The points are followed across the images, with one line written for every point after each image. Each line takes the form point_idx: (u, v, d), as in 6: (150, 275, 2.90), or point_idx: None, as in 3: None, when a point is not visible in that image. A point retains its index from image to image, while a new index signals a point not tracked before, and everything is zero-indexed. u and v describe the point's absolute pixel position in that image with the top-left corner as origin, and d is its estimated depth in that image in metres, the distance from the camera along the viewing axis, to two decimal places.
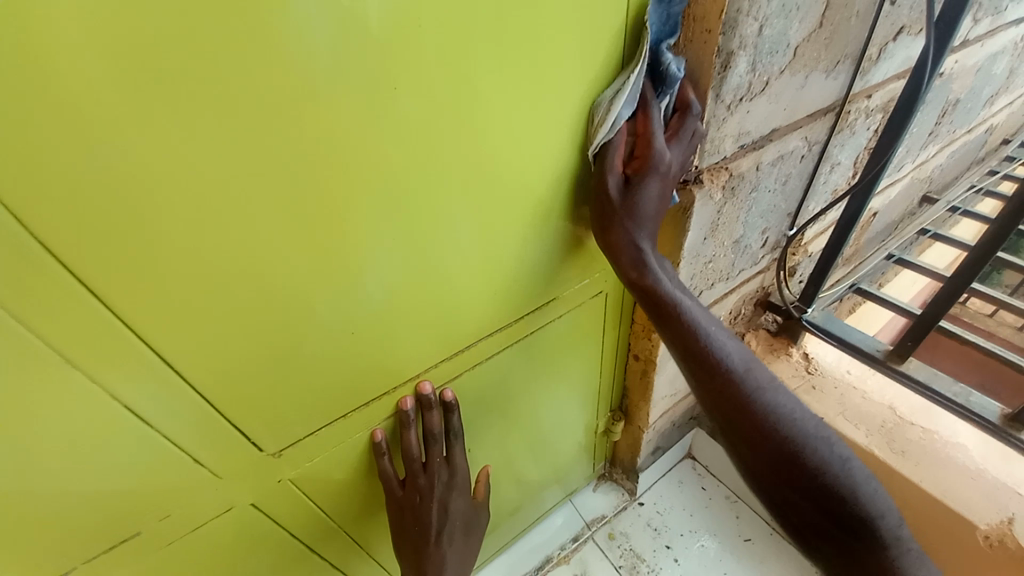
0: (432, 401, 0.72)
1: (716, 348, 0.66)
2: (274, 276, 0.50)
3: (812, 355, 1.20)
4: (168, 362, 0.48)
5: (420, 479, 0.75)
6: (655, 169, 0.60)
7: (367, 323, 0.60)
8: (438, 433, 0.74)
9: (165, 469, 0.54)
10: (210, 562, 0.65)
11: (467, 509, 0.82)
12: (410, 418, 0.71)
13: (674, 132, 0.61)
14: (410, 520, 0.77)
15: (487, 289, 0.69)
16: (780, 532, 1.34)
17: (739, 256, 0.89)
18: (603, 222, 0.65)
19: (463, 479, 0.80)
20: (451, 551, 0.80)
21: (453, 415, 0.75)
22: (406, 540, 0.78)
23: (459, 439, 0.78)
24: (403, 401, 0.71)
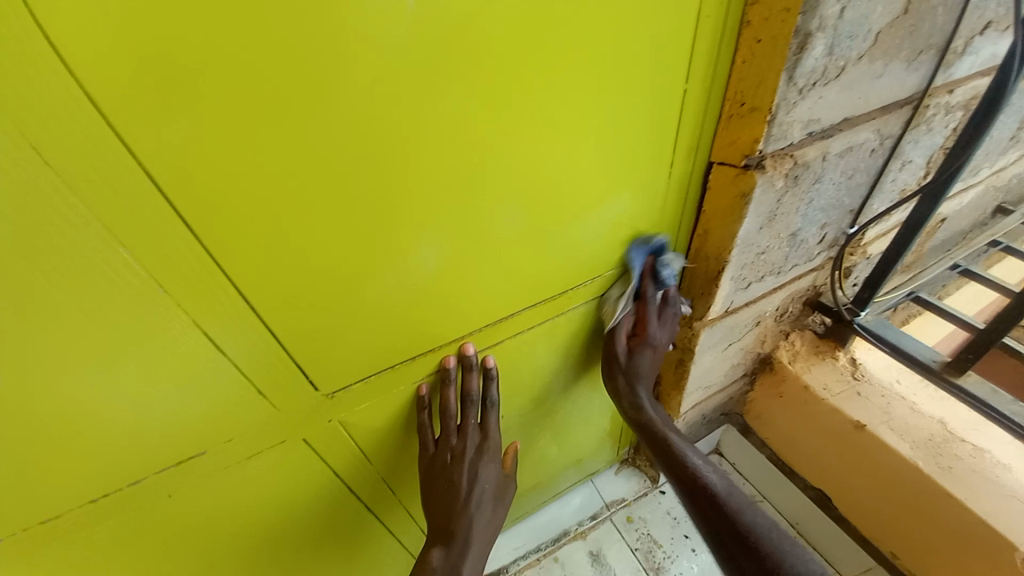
0: (473, 363, 0.75)
1: (688, 465, 0.80)
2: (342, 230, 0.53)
3: (858, 361, 1.16)
4: (245, 300, 0.53)
5: (453, 439, 0.79)
6: (649, 345, 0.84)
7: (420, 283, 0.63)
8: (475, 396, 0.78)
9: (232, 397, 0.59)
10: (261, 489, 0.71)
11: (496, 480, 0.84)
12: (451, 377, 0.75)
13: (664, 318, 0.85)
14: (440, 480, 0.79)
15: (535, 262, 0.71)
16: (803, 537, 1.32)
17: (793, 250, 0.87)
18: (611, 372, 0.88)
19: (494, 446, 0.83)
20: (479, 517, 0.80)
21: (492, 382, 0.79)
22: (436, 505, 0.80)
23: (494, 408, 0.82)
24: (446, 360, 0.74)
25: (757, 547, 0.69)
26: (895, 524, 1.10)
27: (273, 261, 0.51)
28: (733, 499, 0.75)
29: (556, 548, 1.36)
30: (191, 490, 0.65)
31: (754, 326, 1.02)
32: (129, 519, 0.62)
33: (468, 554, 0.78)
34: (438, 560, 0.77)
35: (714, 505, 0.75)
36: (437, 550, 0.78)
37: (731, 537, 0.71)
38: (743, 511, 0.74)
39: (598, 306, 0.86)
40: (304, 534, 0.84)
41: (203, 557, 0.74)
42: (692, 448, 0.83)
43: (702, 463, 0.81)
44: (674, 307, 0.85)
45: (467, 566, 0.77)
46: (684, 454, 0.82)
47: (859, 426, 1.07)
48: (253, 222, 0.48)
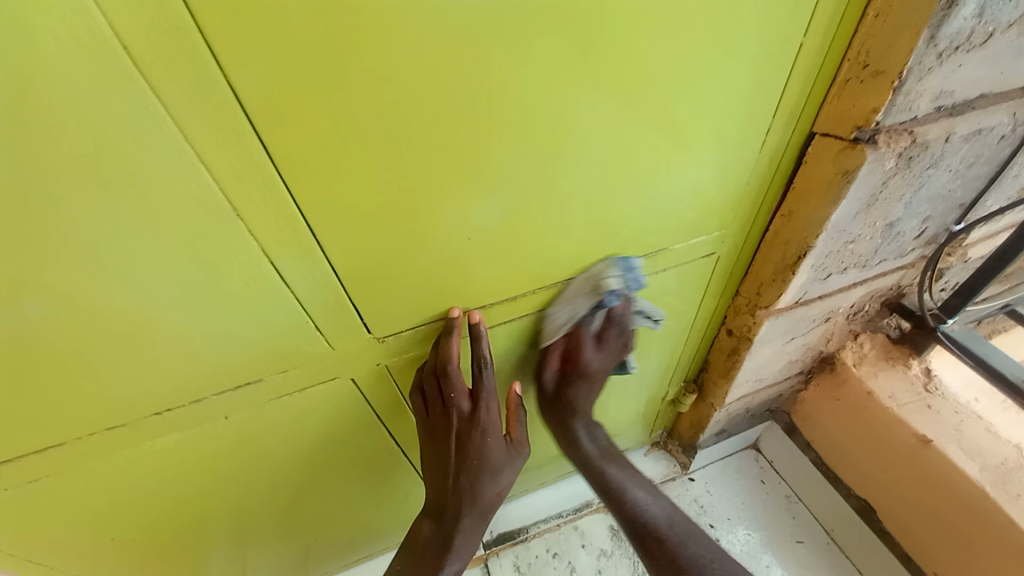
0: (454, 329, 0.68)
1: (638, 506, 0.88)
2: (415, 170, 0.51)
3: (933, 372, 1.07)
4: (313, 235, 0.52)
5: (438, 408, 0.73)
6: (579, 371, 0.86)
7: (483, 236, 0.61)
8: (453, 366, 0.69)
9: (293, 331, 0.60)
10: (311, 423, 0.74)
11: (493, 453, 0.79)
12: (450, 339, 0.68)
13: (603, 340, 0.83)
14: (435, 444, 0.77)
15: (601, 227, 0.67)
16: (837, 545, 1.27)
17: (885, 243, 0.79)
18: (547, 402, 0.91)
19: (488, 420, 0.76)
20: (475, 481, 0.79)
21: (480, 343, 0.69)
22: (435, 470, 0.80)
23: (489, 374, 0.72)
24: (450, 313, 0.68)
25: None
26: (945, 547, 1.04)
27: (345, 197, 0.50)
28: (677, 531, 0.84)
29: (577, 517, 1.37)
30: (249, 414, 0.68)
31: (822, 323, 0.95)
32: (192, 433, 0.66)
33: (459, 524, 0.80)
34: (429, 530, 0.83)
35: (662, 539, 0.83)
36: (428, 525, 0.83)
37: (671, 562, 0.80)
38: (684, 543, 0.82)
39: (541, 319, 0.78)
40: (344, 469, 0.88)
41: (253, 478, 0.79)
42: (633, 480, 0.91)
43: (645, 497, 0.89)
44: (613, 334, 0.82)
45: (459, 535, 0.81)
46: (626, 488, 0.90)
47: (924, 440, 0.99)
48: (328, 153, 0.46)
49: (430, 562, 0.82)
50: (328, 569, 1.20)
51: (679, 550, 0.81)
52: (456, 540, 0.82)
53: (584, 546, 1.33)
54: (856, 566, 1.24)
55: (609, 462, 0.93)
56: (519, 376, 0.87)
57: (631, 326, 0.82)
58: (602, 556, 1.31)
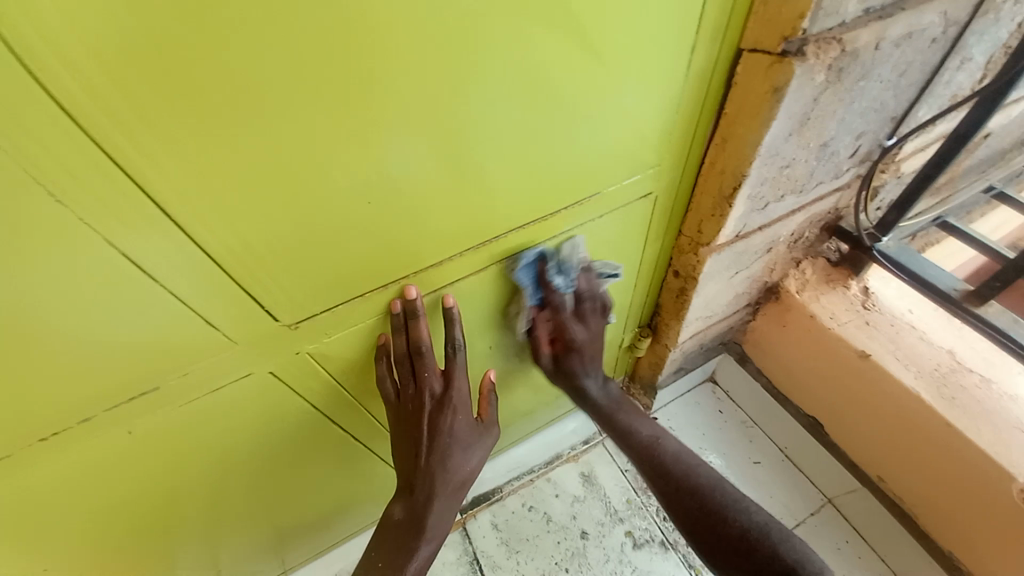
0: (419, 310, 0.66)
1: (648, 442, 0.86)
2: (279, 117, 0.44)
3: (871, 290, 1.10)
4: (160, 209, 0.44)
5: (409, 388, 0.72)
6: (569, 347, 0.85)
7: (384, 192, 0.54)
8: (426, 345, 0.68)
9: (178, 327, 0.53)
10: (232, 422, 0.68)
11: (464, 433, 0.76)
12: (398, 321, 0.67)
13: (584, 314, 0.83)
14: (405, 428, 0.75)
15: (520, 174, 0.61)
16: (791, 461, 1.34)
17: (820, 164, 0.77)
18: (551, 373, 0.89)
19: (460, 398, 0.74)
20: (447, 462, 0.76)
21: (453, 326, 0.70)
22: (403, 450, 0.77)
23: (461, 354, 0.73)
24: (407, 291, 0.65)
25: (712, 507, 0.77)
26: (885, 450, 1.11)
27: (196, 156, 0.43)
28: (684, 465, 0.83)
29: (549, 470, 1.39)
30: (154, 424, 0.60)
31: (765, 253, 0.94)
32: (88, 452, 0.58)
33: (432, 504, 0.76)
34: (401, 513, 0.78)
35: (672, 473, 0.82)
36: (399, 506, 0.78)
37: (682, 493, 0.80)
38: (693, 474, 0.81)
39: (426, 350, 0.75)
40: (287, 458, 0.83)
41: (183, 484, 0.73)
42: (642, 419, 0.90)
43: (653, 436, 0.87)
44: (590, 309, 0.82)
45: (432, 515, 0.77)
46: (634, 428, 0.88)
47: (863, 355, 1.03)
48: (156, 103, 0.39)
49: (401, 546, 0.76)
50: (302, 556, 1.18)
51: (690, 483, 0.80)
52: (428, 521, 0.77)
53: (558, 496, 1.35)
54: (809, 477, 1.32)
55: (619, 406, 0.91)
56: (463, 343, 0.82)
57: (603, 295, 0.83)
58: (575, 502, 1.33)
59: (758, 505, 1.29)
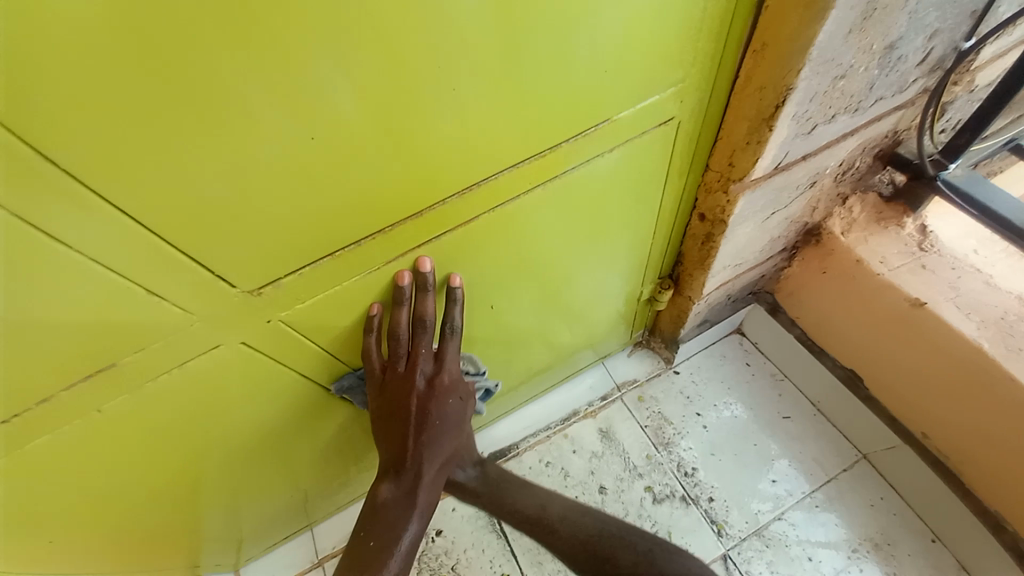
0: (429, 283, 0.63)
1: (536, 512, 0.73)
2: (177, 27, 0.34)
3: (929, 229, 0.96)
4: (45, 157, 0.36)
5: (402, 366, 0.70)
6: None
7: (336, 127, 0.44)
8: (428, 322, 0.67)
9: (118, 302, 0.46)
10: (216, 397, 0.63)
11: (453, 415, 0.74)
12: (404, 295, 0.63)
13: None
14: (393, 407, 0.71)
15: (508, 99, 0.50)
16: (823, 415, 1.26)
17: (882, 75, 0.64)
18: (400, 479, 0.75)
19: (452, 381, 0.74)
20: (434, 444, 0.72)
21: (454, 307, 0.69)
22: (386, 431, 0.72)
23: (455, 339, 0.73)
24: (399, 276, 0.61)
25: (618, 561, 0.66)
26: (932, 405, 1.01)
27: (80, 86, 0.34)
28: (581, 527, 0.70)
29: (566, 426, 1.31)
30: (122, 404, 0.56)
31: (807, 189, 0.82)
32: (55, 435, 0.54)
33: (422, 482, 0.70)
34: (388, 494, 0.70)
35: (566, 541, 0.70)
36: (388, 489, 0.70)
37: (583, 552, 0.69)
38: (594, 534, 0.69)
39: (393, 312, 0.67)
40: (284, 430, 0.78)
41: (180, 461, 0.70)
42: (524, 492, 0.76)
43: (540, 508, 0.74)
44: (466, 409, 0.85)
45: (422, 493, 0.70)
46: (518, 505, 0.75)
47: (916, 303, 0.91)
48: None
49: (392, 523, 0.67)
50: (326, 509, 1.17)
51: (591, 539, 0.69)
52: (421, 496, 0.70)
53: (576, 452, 1.28)
54: (842, 432, 1.24)
55: (501, 491, 0.76)
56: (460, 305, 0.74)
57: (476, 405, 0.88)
58: (594, 458, 1.27)
59: (785, 458, 1.23)
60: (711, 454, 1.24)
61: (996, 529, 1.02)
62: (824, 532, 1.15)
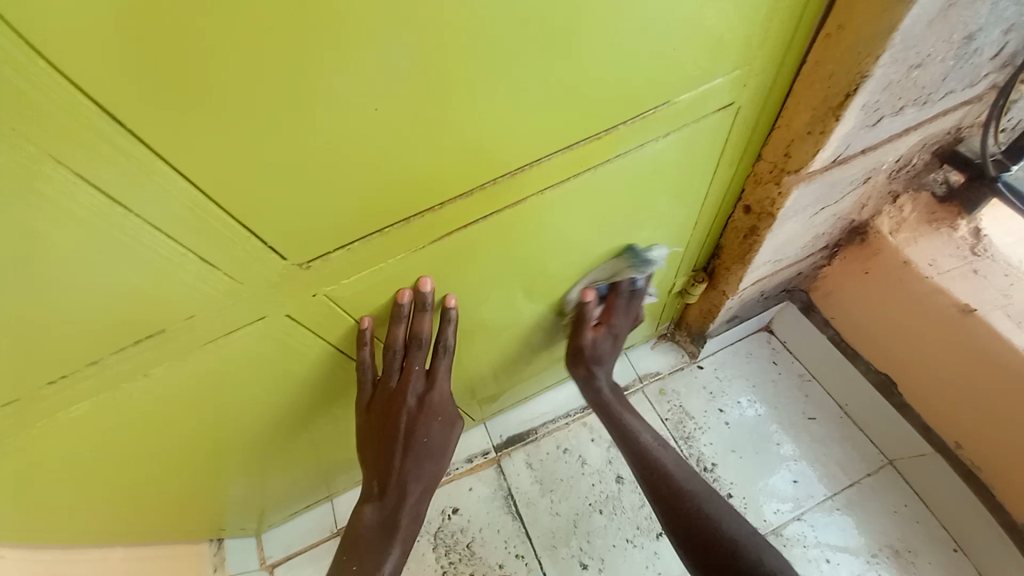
0: (428, 303, 0.64)
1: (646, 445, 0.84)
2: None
3: (983, 233, 0.92)
4: (112, 117, 0.35)
5: (395, 382, 0.72)
6: (609, 330, 0.90)
7: (395, 97, 0.43)
8: (422, 341, 0.69)
9: (171, 267, 0.47)
10: (255, 367, 0.64)
11: (441, 434, 0.77)
12: (402, 312, 0.65)
13: (627, 304, 0.89)
14: (381, 423, 0.73)
15: (569, 74, 0.48)
16: (850, 418, 1.24)
17: (958, 67, 0.61)
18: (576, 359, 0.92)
19: (441, 399, 0.76)
20: (418, 466, 0.76)
21: (448, 327, 0.70)
22: (374, 447, 0.75)
23: (447, 355, 0.74)
24: (401, 294, 0.63)
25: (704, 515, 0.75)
26: (970, 415, 0.99)
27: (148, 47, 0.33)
28: (683, 470, 0.81)
29: (585, 415, 1.33)
30: (167, 369, 0.57)
31: (860, 185, 0.79)
32: (103, 395, 0.56)
33: (404, 507, 0.75)
34: (372, 517, 0.76)
35: (667, 477, 0.80)
36: (372, 511, 0.76)
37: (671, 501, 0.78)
38: (688, 480, 0.79)
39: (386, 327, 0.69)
40: (315, 402, 0.79)
41: (216, 427, 0.71)
42: (643, 423, 0.88)
43: (654, 440, 0.85)
44: (636, 303, 0.90)
45: (404, 522, 0.76)
46: (637, 431, 0.86)
47: (965, 310, 0.88)
48: None
49: (375, 548, 0.74)
50: (347, 481, 1.19)
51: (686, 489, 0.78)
52: (404, 521, 0.75)
53: (594, 441, 1.30)
54: (869, 437, 1.22)
55: (626, 410, 0.90)
56: (496, 287, 0.73)
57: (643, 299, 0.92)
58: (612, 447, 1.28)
59: (808, 460, 1.21)
60: (732, 451, 1.23)
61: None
62: (843, 535, 1.14)
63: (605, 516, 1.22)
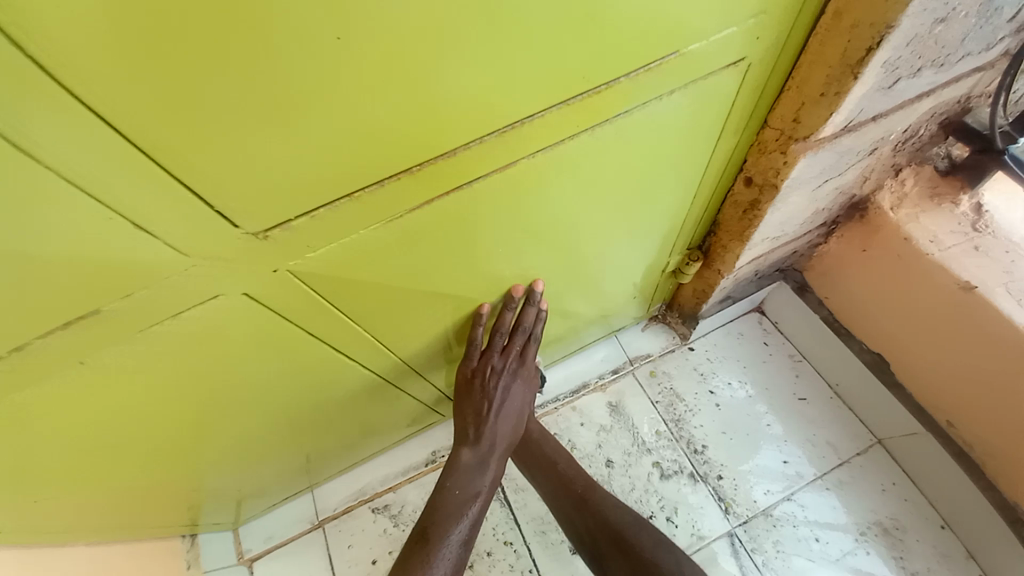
0: (536, 300, 0.83)
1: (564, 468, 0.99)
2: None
3: (986, 208, 0.89)
4: (4, 35, 0.28)
5: (497, 357, 0.88)
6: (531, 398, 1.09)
7: (361, 28, 0.36)
8: (526, 326, 0.86)
9: (105, 234, 0.40)
10: (216, 349, 0.58)
11: (523, 399, 0.96)
12: (515, 303, 0.81)
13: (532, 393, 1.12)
14: (480, 386, 0.90)
15: (563, 11, 0.42)
16: (840, 398, 1.23)
17: (984, 23, 0.56)
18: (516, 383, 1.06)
19: (527, 372, 0.93)
20: (506, 422, 0.93)
21: (542, 317, 0.88)
22: (470, 403, 0.91)
23: (535, 341, 0.91)
24: (516, 289, 0.80)
25: (620, 523, 0.91)
26: (965, 395, 0.97)
27: None
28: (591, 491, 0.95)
29: (575, 399, 1.27)
30: (114, 351, 0.51)
31: (867, 156, 0.74)
32: (40, 381, 0.49)
33: (495, 451, 0.92)
34: (469, 457, 0.91)
35: (582, 498, 0.95)
36: (469, 452, 0.91)
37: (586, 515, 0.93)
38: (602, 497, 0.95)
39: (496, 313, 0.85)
40: (289, 389, 0.73)
41: (180, 416, 0.66)
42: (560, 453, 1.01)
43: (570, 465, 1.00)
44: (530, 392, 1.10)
45: (493, 460, 0.93)
46: (558, 456, 1.01)
47: (966, 287, 0.86)
48: None
49: (470, 480, 0.90)
50: (330, 471, 1.14)
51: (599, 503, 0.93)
52: (493, 462, 0.93)
53: (583, 424, 1.24)
54: (859, 417, 1.21)
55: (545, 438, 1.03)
56: (482, 260, 0.68)
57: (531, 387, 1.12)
58: (601, 432, 1.23)
59: (800, 440, 1.20)
60: (723, 432, 1.21)
61: (1014, 522, 1.00)
62: (833, 515, 1.13)
63: None
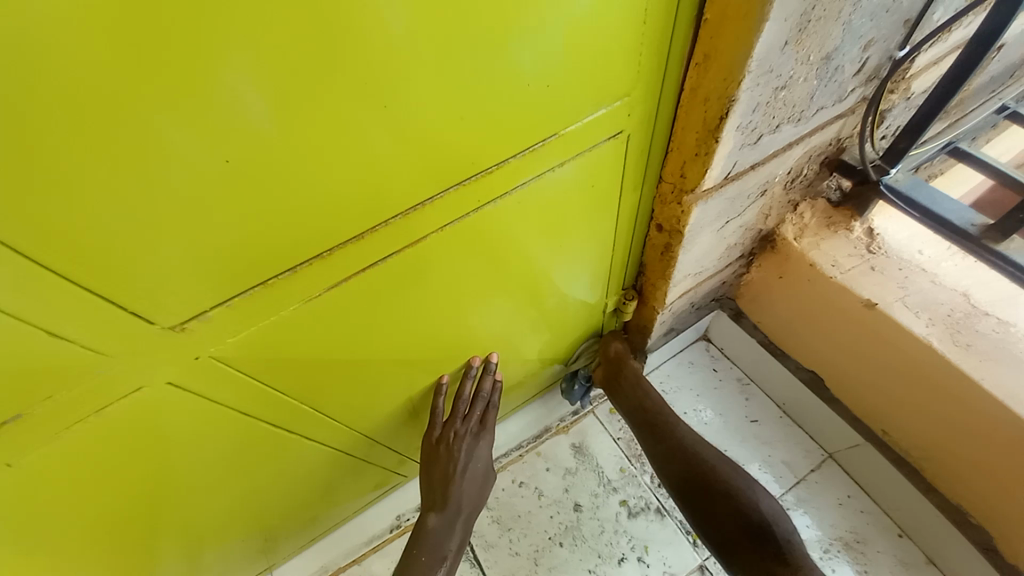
0: (492, 368, 0.90)
1: (654, 404, 1.07)
2: (43, 34, 0.30)
3: (877, 231, 1.00)
4: None
5: (459, 424, 0.91)
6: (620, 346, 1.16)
7: (249, 148, 0.41)
8: (485, 394, 0.91)
9: (12, 348, 0.42)
10: (141, 444, 0.57)
11: (486, 462, 0.95)
12: (473, 373, 0.88)
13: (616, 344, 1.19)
14: (444, 452, 0.90)
15: (441, 114, 0.48)
16: (789, 417, 1.28)
17: (823, 86, 0.66)
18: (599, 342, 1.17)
19: (489, 436, 0.94)
20: (470, 485, 0.92)
21: (497, 384, 0.93)
22: (431, 470, 0.91)
23: (492, 408, 0.94)
24: (472, 359, 0.87)
25: (701, 458, 0.97)
26: (890, 404, 1.04)
27: None
28: (689, 442, 0.99)
29: (538, 444, 1.28)
30: (29, 459, 0.50)
31: (759, 197, 0.83)
32: None
33: (462, 513, 0.92)
34: (435, 523, 0.90)
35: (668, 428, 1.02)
36: (433, 518, 0.90)
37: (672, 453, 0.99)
38: (687, 439, 1.00)
39: (457, 381, 0.90)
40: (231, 472, 0.72)
41: (108, 515, 0.63)
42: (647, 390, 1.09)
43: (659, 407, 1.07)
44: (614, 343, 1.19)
45: (460, 520, 0.92)
46: (645, 394, 1.09)
47: (869, 305, 0.93)
48: None
49: (435, 544, 0.90)
50: (290, 551, 1.08)
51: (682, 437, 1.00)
52: (461, 522, 0.93)
53: (550, 469, 1.25)
54: (810, 433, 1.25)
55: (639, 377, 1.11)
56: (414, 327, 0.70)
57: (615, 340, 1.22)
58: (567, 475, 1.24)
59: (758, 462, 1.23)
60: None
61: (963, 524, 1.03)
62: None
63: (566, 548, 1.16)
